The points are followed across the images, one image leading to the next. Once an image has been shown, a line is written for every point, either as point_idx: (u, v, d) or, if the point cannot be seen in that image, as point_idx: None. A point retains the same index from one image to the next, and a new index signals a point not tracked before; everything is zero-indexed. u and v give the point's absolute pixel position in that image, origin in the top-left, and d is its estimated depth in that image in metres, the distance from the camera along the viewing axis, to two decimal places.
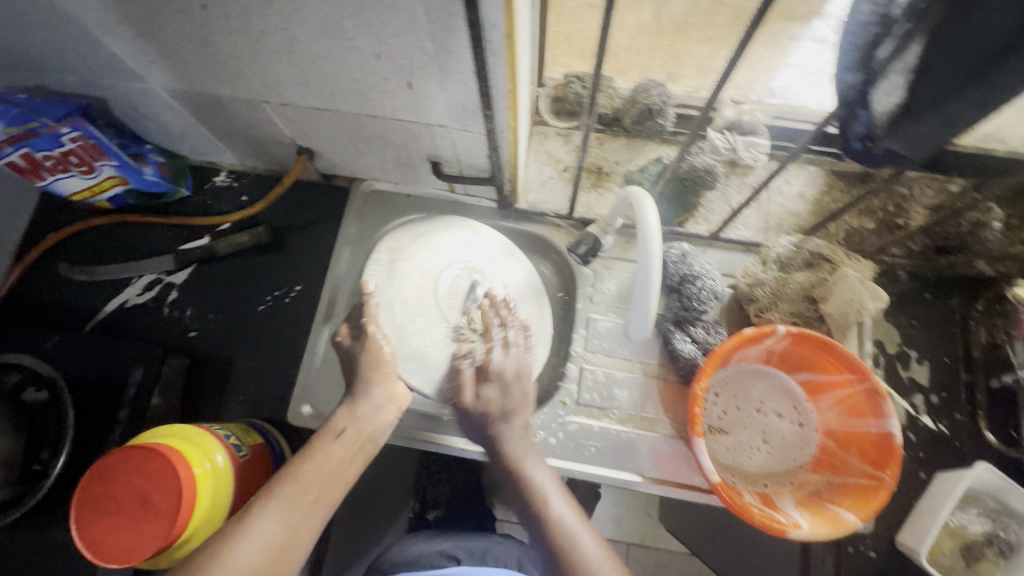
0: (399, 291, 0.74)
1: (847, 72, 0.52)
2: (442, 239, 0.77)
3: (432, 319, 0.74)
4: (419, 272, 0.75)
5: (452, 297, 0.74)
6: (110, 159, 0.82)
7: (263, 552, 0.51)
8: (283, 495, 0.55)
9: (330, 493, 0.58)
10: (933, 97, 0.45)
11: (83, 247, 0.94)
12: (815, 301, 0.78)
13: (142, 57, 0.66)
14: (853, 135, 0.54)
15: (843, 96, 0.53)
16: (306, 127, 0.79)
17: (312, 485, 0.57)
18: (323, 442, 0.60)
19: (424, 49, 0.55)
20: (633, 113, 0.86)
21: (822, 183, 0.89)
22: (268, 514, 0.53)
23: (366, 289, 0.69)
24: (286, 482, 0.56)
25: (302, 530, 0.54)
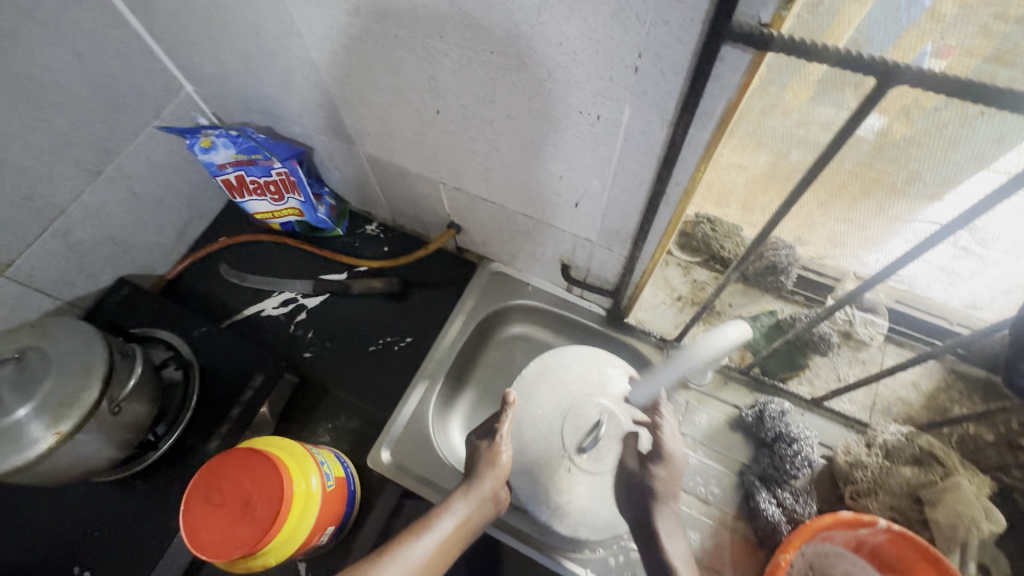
0: (531, 413, 0.80)
1: None
2: (588, 371, 0.82)
3: (554, 450, 0.77)
4: (554, 400, 0.81)
5: (577, 431, 0.78)
6: (298, 195, 0.97)
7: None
8: (402, 559, 0.61)
9: (436, 568, 0.64)
10: None
11: (244, 255, 1.09)
12: (920, 502, 0.74)
13: (366, 132, 0.81)
14: None
15: None
16: (465, 208, 0.90)
17: (421, 560, 0.62)
18: (433, 520, 0.66)
19: (604, 182, 0.64)
20: (757, 265, 0.91)
21: (939, 379, 0.87)
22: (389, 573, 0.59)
23: (509, 398, 0.74)
24: (398, 550, 0.62)
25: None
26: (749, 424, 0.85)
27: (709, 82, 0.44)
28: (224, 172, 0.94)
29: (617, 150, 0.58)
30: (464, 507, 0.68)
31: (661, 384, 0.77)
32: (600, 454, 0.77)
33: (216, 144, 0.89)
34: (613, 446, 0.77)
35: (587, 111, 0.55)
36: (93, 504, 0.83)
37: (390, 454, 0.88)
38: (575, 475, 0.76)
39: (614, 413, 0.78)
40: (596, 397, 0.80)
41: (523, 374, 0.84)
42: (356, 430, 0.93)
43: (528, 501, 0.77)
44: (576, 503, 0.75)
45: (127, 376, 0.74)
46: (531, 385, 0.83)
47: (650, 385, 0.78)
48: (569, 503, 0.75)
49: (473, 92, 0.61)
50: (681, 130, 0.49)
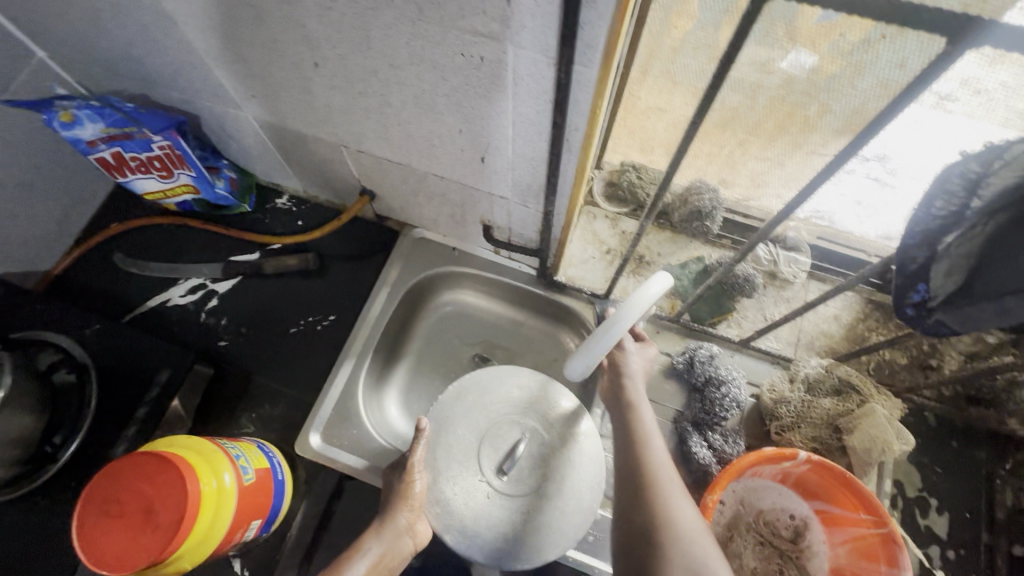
0: (447, 437, 0.73)
1: (908, 241, 0.51)
2: (508, 387, 0.77)
3: (471, 476, 0.71)
4: (471, 421, 0.74)
5: (495, 453, 0.72)
6: (188, 169, 0.87)
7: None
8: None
9: None
10: (998, 289, 0.44)
11: (141, 241, 0.99)
12: (839, 430, 0.76)
13: (248, 94, 0.72)
14: (907, 300, 0.53)
15: (903, 263, 0.52)
16: (374, 173, 0.83)
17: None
18: (354, 558, 0.66)
19: (504, 134, 0.59)
20: (682, 211, 0.90)
21: (858, 310, 0.89)
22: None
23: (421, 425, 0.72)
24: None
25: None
26: (680, 370, 0.85)
27: (585, 10, 0.40)
28: (96, 150, 0.83)
29: (510, 96, 0.53)
30: (382, 543, 0.67)
31: (598, 354, 0.65)
32: (522, 476, 0.70)
33: (79, 118, 0.77)
34: (536, 466, 0.71)
35: (469, 53, 0.49)
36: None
37: (320, 437, 0.83)
38: (494, 502, 0.69)
39: (537, 433, 0.73)
40: (517, 416, 0.74)
41: (440, 398, 0.77)
42: (283, 417, 0.89)
43: (443, 534, 0.69)
44: (495, 530, 0.68)
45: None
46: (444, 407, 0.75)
47: (588, 353, 0.65)
48: (483, 533, 0.68)
49: (346, 39, 0.53)
50: (567, 67, 0.45)
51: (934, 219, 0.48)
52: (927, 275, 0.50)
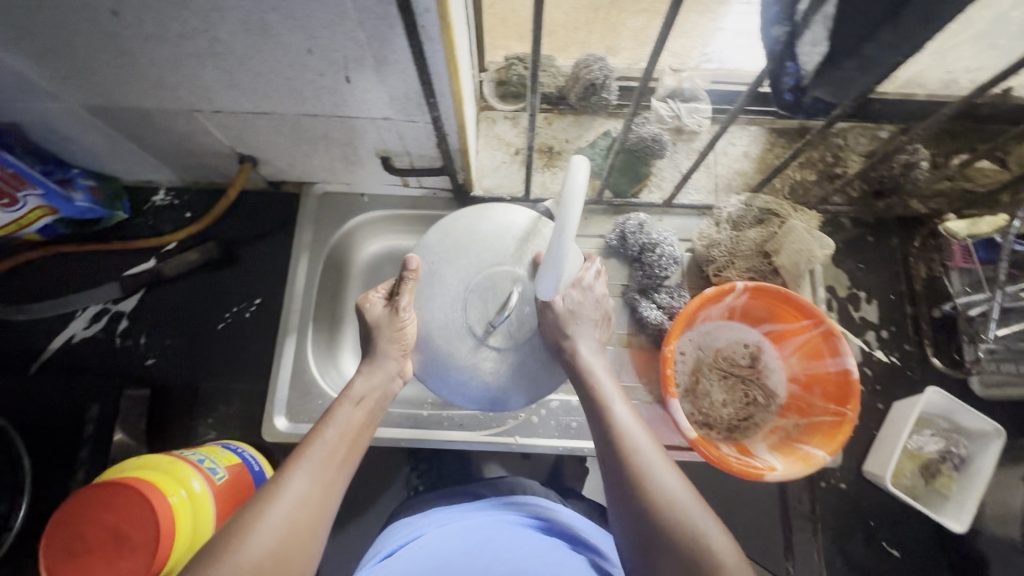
0: (441, 293, 0.66)
1: (768, 18, 0.47)
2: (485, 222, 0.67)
3: (456, 328, 0.65)
4: (462, 265, 0.66)
5: (483, 305, 0.65)
6: (33, 188, 0.76)
7: (302, 509, 0.48)
8: (309, 452, 0.52)
9: (325, 504, 0.50)
10: (855, 39, 0.45)
11: (18, 285, 0.88)
12: (768, 255, 0.81)
13: (58, 77, 0.62)
14: (783, 88, 0.51)
15: (769, 47, 0.49)
16: (242, 133, 0.75)
17: (330, 449, 0.53)
18: (334, 412, 0.57)
19: (357, 40, 0.53)
20: (576, 89, 0.86)
21: (763, 141, 0.92)
22: (300, 475, 0.50)
23: (411, 263, 0.65)
24: (308, 442, 0.53)
25: (325, 494, 0.51)
26: (615, 247, 0.87)
27: None
28: None
29: None
30: (348, 407, 0.58)
31: (564, 260, 0.55)
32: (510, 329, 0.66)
33: None
34: (523, 317, 0.66)
35: None
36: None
37: (286, 419, 0.82)
38: (477, 353, 0.65)
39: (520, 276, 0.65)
40: (505, 264, 0.65)
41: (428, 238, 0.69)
42: (241, 412, 0.85)
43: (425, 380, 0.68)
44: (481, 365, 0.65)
45: None
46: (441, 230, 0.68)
47: (551, 269, 0.56)
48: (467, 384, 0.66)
49: None
50: None
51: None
52: (794, 53, 0.48)
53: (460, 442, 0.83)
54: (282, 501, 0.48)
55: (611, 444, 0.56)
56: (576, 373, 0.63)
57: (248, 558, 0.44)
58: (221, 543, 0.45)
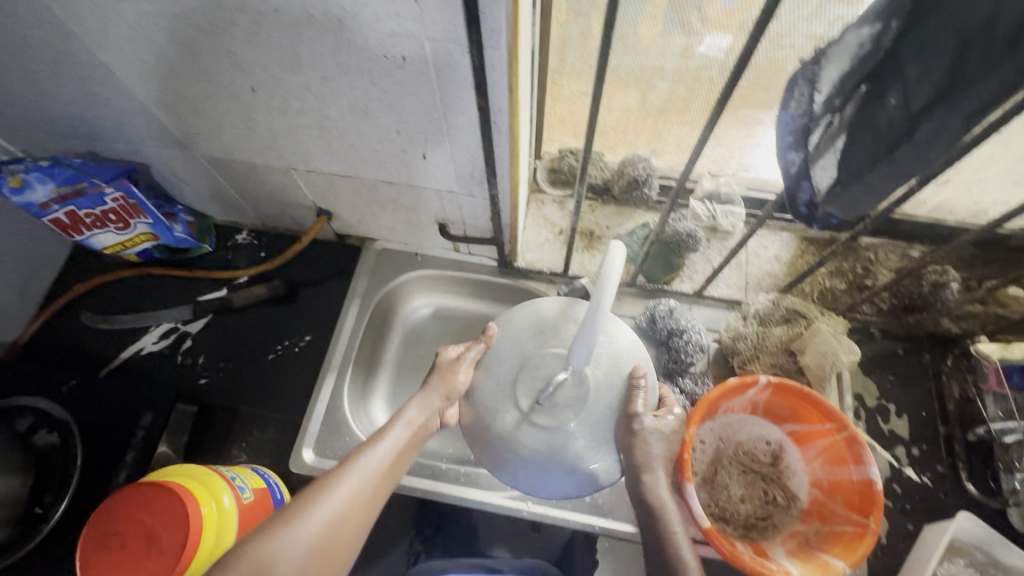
0: (499, 345, 0.72)
1: (786, 145, 0.57)
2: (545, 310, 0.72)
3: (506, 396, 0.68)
4: (518, 339, 0.71)
5: (532, 380, 0.68)
6: (145, 217, 0.89)
7: (343, 511, 0.59)
8: (358, 469, 0.62)
9: (366, 508, 0.61)
10: (857, 169, 0.52)
11: (107, 298, 1.00)
12: (794, 354, 0.83)
13: (191, 132, 0.76)
14: (800, 201, 0.58)
15: (786, 168, 0.58)
16: (325, 190, 0.87)
17: (381, 466, 0.64)
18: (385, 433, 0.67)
19: (438, 126, 0.64)
20: (621, 183, 0.96)
21: (795, 247, 0.97)
22: (348, 480, 0.61)
23: (491, 331, 0.74)
24: (360, 455, 0.64)
25: (357, 512, 0.60)
26: (644, 328, 0.90)
27: None
28: (50, 211, 0.84)
29: (435, 89, 0.58)
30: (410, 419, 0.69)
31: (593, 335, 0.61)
32: (554, 403, 0.67)
33: (29, 181, 0.78)
34: (574, 400, 0.67)
35: (391, 54, 0.54)
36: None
37: (313, 452, 0.85)
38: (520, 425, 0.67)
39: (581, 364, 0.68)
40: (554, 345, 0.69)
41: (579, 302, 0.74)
42: (274, 441, 0.90)
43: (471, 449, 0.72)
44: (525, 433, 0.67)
45: None
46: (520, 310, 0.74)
47: (581, 343, 0.62)
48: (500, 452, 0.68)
49: (276, 60, 0.58)
50: (479, 51, 0.50)
51: (796, 119, 0.56)
52: (810, 174, 0.56)
53: (474, 502, 0.84)
54: (331, 501, 0.59)
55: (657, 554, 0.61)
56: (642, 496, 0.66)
57: (294, 545, 0.54)
58: (280, 520, 0.55)
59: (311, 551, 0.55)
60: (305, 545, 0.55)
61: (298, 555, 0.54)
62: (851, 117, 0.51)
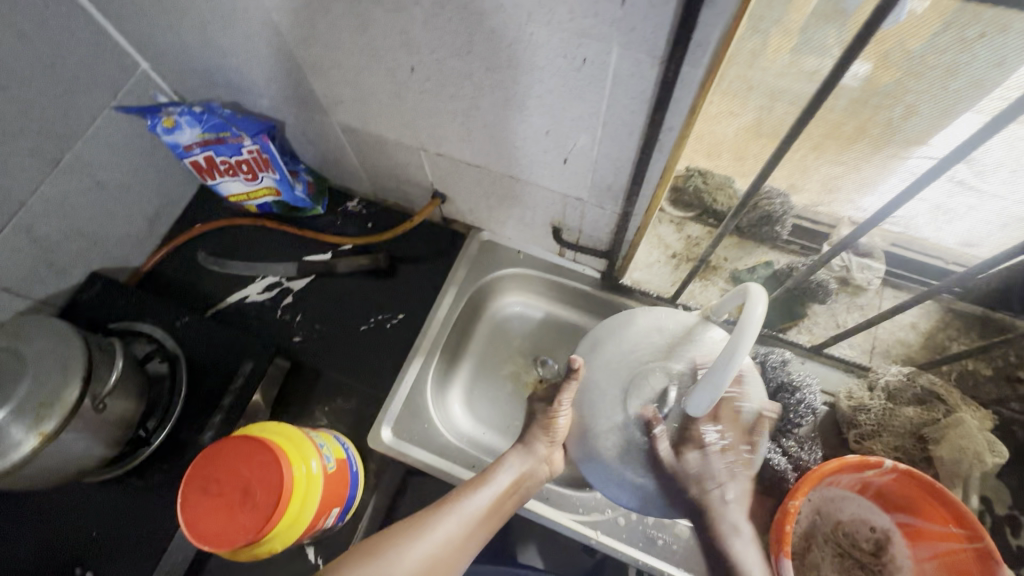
0: (595, 376, 0.71)
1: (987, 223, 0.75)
2: (638, 331, 0.71)
3: (615, 419, 0.67)
4: (611, 369, 0.70)
5: (639, 401, 0.67)
6: (272, 172, 0.92)
7: (439, 553, 0.62)
8: (458, 513, 0.66)
9: (463, 551, 0.64)
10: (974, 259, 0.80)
11: (223, 242, 1.05)
12: (924, 441, 0.74)
13: (336, 99, 0.76)
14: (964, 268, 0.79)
15: None
16: (448, 175, 0.86)
17: (479, 512, 0.67)
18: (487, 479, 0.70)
19: (593, 135, 0.61)
20: (752, 216, 0.89)
21: (938, 319, 0.87)
22: (446, 522, 0.64)
23: (576, 364, 0.70)
24: (463, 499, 0.67)
25: (447, 555, 0.63)
26: None
27: (703, 10, 0.41)
28: (192, 153, 0.88)
29: (606, 96, 0.54)
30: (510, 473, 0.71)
31: (724, 383, 0.58)
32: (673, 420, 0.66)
33: (180, 123, 0.83)
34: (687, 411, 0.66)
35: (573, 54, 0.51)
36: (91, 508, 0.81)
37: (391, 431, 0.86)
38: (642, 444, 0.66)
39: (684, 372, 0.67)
40: (658, 363, 0.68)
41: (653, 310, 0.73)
42: (355, 410, 0.91)
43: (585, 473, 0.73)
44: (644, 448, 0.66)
45: (108, 370, 0.72)
46: (619, 325, 0.73)
47: (710, 386, 0.58)
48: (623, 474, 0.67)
49: (450, 43, 0.56)
50: (674, 66, 0.46)
51: None
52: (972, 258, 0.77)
53: (540, 518, 0.81)
54: (428, 541, 0.62)
55: None
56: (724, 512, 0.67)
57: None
58: (375, 547, 0.61)
59: None
60: None
61: None
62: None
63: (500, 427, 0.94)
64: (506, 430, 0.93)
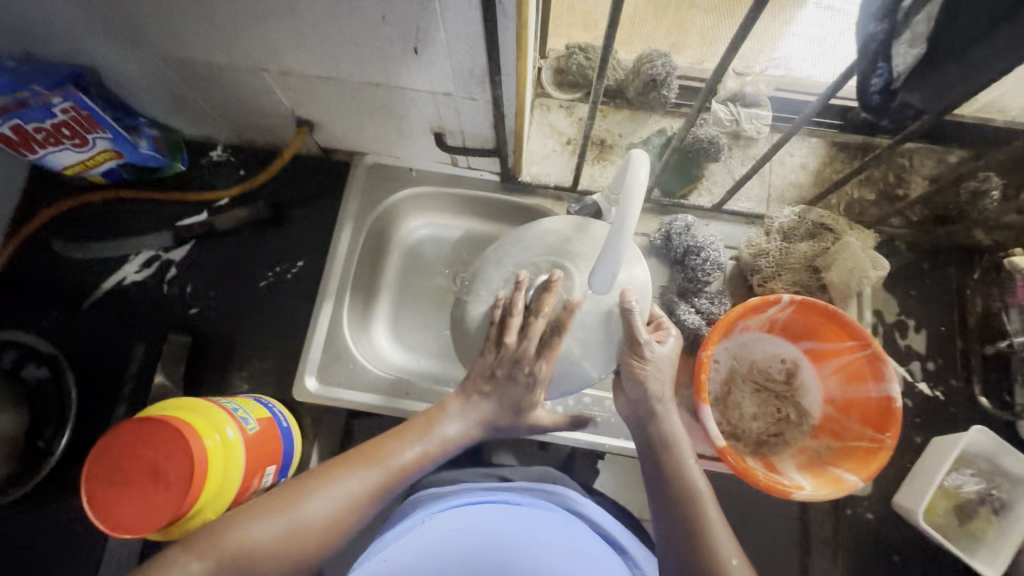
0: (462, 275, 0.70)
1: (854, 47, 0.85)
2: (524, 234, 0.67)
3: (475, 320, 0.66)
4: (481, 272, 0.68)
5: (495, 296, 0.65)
6: (103, 131, 0.79)
7: (332, 513, 0.54)
8: (369, 469, 0.57)
9: (358, 515, 0.55)
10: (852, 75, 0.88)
11: (78, 224, 0.92)
12: (818, 270, 0.78)
13: (140, 26, 0.64)
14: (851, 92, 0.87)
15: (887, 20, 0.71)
16: (305, 96, 0.77)
17: (393, 470, 0.58)
18: (413, 437, 0.61)
19: (432, 11, 0.54)
20: (636, 84, 0.85)
21: (823, 155, 0.89)
22: (354, 478, 0.56)
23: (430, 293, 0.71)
24: (378, 452, 0.59)
25: (351, 516, 0.55)
26: (660, 246, 0.84)
27: None
28: None
29: None
30: (437, 433, 0.61)
31: (622, 255, 0.54)
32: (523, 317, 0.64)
33: None
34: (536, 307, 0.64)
35: None
36: (23, 526, 0.78)
37: (316, 380, 0.83)
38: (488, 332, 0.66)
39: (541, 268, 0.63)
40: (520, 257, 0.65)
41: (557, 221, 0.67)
42: (275, 370, 0.87)
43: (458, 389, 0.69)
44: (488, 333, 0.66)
45: None
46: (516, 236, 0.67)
47: (609, 261, 0.54)
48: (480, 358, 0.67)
49: None
50: None
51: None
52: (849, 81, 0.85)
53: None
54: (324, 497, 0.55)
55: (669, 490, 0.58)
56: (646, 424, 0.63)
57: (266, 539, 0.52)
58: (269, 504, 0.54)
59: (284, 548, 0.52)
60: (276, 545, 0.52)
61: (269, 552, 0.52)
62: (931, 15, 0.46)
63: (431, 351, 0.92)
64: (437, 354, 0.91)
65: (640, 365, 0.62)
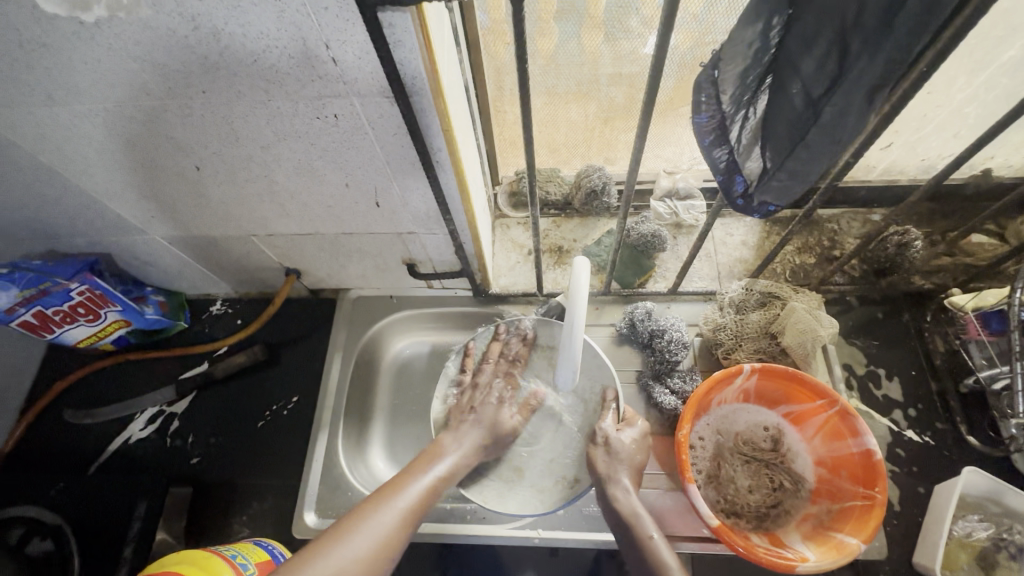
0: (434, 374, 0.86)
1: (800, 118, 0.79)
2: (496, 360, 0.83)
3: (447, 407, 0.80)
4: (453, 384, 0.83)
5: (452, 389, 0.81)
6: (114, 305, 0.89)
7: (370, 549, 0.58)
8: (392, 508, 0.62)
9: (399, 540, 0.60)
10: None
11: (87, 391, 0.99)
12: (775, 336, 0.84)
13: (147, 216, 0.76)
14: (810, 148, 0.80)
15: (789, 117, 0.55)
16: (289, 250, 0.87)
17: (418, 493, 0.64)
18: (429, 463, 0.69)
19: (385, 174, 0.65)
20: (580, 196, 0.97)
21: (760, 230, 0.99)
22: (383, 514, 0.61)
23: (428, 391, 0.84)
24: (401, 487, 0.64)
25: (383, 551, 0.58)
26: (627, 334, 0.90)
27: (394, 50, 0.46)
28: (16, 315, 0.81)
29: (373, 140, 0.58)
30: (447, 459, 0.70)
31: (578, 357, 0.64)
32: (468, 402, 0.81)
33: None
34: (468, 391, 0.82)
35: (323, 114, 0.55)
36: None
37: (314, 514, 0.84)
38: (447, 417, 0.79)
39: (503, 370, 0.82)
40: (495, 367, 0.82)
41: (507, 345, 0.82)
42: (275, 509, 0.88)
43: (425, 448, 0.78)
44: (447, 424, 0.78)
45: None
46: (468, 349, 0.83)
47: (566, 360, 0.64)
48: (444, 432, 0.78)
49: (214, 135, 0.59)
50: (404, 100, 0.51)
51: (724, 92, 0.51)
52: None
53: (484, 537, 0.81)
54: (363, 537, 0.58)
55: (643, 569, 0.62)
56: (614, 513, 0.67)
57: None
58: (315, 552, 0.56)
59: None
60: None
61: None
62: (764, 107, 0.48)
63: None
64: None
65: (594, 449, 0.71)
